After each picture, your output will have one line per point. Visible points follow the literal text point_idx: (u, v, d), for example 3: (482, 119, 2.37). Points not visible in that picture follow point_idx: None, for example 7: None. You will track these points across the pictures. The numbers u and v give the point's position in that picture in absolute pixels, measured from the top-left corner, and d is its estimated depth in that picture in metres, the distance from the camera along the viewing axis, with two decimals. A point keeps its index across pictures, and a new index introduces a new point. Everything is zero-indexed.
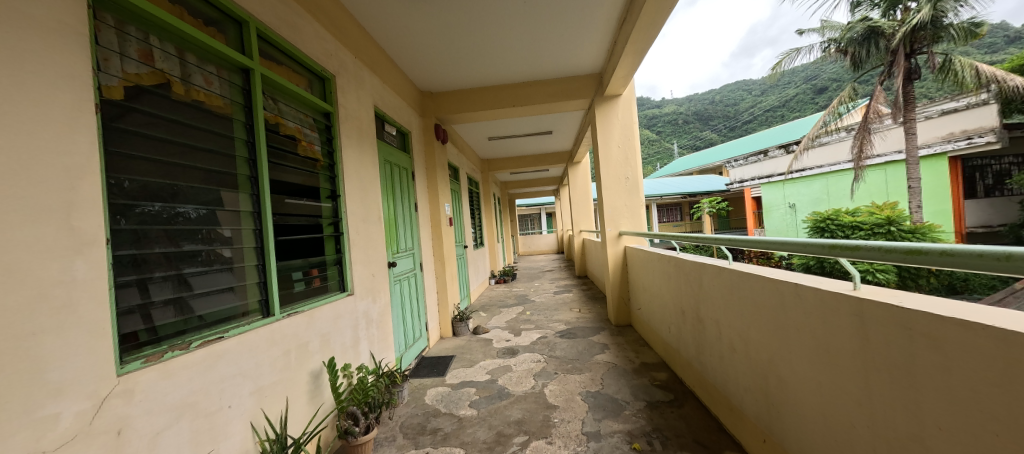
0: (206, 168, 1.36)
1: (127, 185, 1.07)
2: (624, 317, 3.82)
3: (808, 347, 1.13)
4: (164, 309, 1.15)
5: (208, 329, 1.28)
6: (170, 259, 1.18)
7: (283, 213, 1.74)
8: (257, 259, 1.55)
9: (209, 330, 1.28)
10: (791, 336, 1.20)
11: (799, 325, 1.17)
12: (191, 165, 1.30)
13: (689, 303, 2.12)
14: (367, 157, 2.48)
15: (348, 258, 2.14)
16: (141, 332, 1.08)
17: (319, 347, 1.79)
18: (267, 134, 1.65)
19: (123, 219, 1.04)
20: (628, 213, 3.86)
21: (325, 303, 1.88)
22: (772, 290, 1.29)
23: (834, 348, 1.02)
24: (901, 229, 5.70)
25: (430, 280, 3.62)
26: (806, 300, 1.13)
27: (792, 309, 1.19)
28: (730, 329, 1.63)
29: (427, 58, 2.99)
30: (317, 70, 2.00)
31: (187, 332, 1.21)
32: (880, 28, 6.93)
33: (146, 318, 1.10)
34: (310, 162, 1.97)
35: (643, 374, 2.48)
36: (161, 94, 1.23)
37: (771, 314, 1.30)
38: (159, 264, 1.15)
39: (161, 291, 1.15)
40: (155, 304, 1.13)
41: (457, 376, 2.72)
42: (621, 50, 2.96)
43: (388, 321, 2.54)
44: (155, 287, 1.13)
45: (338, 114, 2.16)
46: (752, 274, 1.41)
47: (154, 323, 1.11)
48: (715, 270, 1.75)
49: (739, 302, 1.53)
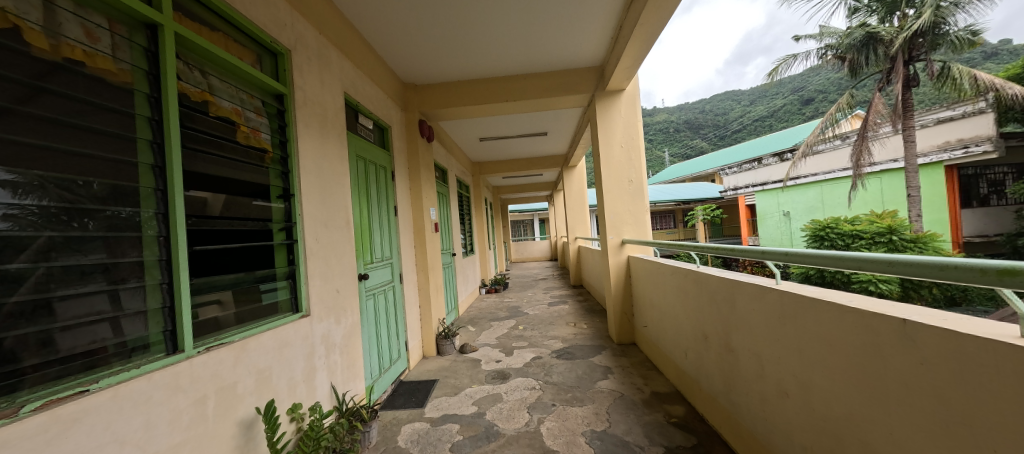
0: (109, 158, 1.02)
1: (97, 187, 0.99)
2: (627, 334, 3.47)
3: (955, 418, 0.75)
4: (135, 320, 1.07)
5: (103, 367, 0.97)
6: (131, 268, 1.07)
7: (216, 217, 1.37)
8: (163, 276, 1.14)
9: (79, 377, 0.91)
10: (919, 395, 0.83)
11: (946, 388, 0.77)
12: (91, 155, 0.98)
13: (716, 328, 1.77)
14: (332, 151, 2.10)
15: (304, 271, 1.75)
16: (109, 346, 1.00)
17: (253, 388, 1.37)
18: (185, 112, 1.26)
19: (92, 221, 0.97)
20: (631, 220, 3.54)
21: (263, 329, 1.45)
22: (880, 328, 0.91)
23: (1020, 429, 0.64)
24: (903, 238, 5.50)
25: (411, 293, 3.23)
26: (956, 352, 0.74)
27: (937, 360, 0.79)
28: (782, 368, 1.30)
29: (409, 41, 2.65)
30: (266, 42, 1.64)
31: (132, 355, 1.04)
32: (878, 34, 6.78)
33: (116, 330, 1.02)
34: (256, 152, 1.60)
35: (655, 408, 2.13)
36: (13, 48, 0.85)
37: (873, 360, 0.94)
38: (133, 272, 1.07)
39: (132, 301, 1.07)
40: (128, 316, 1.05)
41: (437, 407, 2.32)
42: (625, 37, 2.65)
43: (356, 344, 2.14)
44: (128, 296, 1.06)
45: (293, 97, 1.78)
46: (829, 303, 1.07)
47: (124, 335, 1.03)
48: (760, 291, 1.41)
49: (802, 335, 1.19)
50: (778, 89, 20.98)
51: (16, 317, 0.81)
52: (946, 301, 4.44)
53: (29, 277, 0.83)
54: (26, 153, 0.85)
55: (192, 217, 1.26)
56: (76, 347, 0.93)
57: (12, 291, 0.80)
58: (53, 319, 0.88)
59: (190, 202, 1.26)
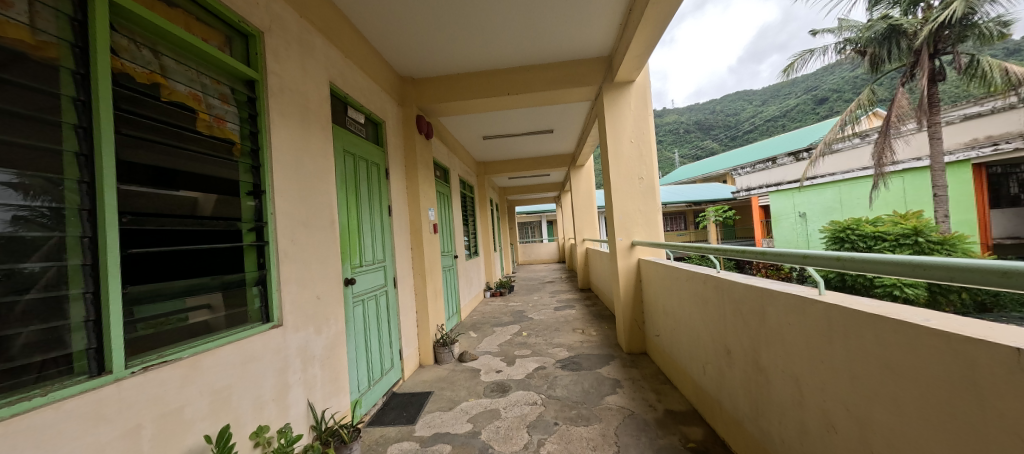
0: (29, 144, 0.86)
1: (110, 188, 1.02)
2: (637, 344, 3.23)
3: None
4: (86, 334, 0.94)
5: (26, 388, 0.82)
6: (47, 277, 0.88)
7: (178, 216, 1.23)
8: (87, 285, 0.95)
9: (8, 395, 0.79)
10: None
11: None
12: (17, 141, 0.84)
13: (742, 343, 1.54)
14: (315, 145, 1.92)
15: (275, 276, 1.56)
16: (78, 354, 0.93)
17: (207, 412, 1.18)
18: (118, 90, 1.06)
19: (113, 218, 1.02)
20: (643, 220, 3.31)
21: (222, 342, 1.27)
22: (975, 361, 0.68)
23: None
24: (929, 239, 5.10)
25: (406, 297, 3.05)
26: None
27: None
28: (831, 398, 1.07)
29: (401, 28, 2.47)
30: (233, 22, 1.47)
31: (42, 380, 0.85)
32: (901, 26, 6.35)
33: (96, 336, 0.96)
34: (220, 143, 1.42)
35: (670, 429, 1.90)
36: None
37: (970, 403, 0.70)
38: (46, 280, 0.87)
39: (63, 313, 0.91)
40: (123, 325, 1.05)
41: (429, 424, 2.13)
42: (635, 22, 2.42)
43: (339, 355, 1.96)
44: (50, 310, 0.88)
45: (267, 83, 1.61)
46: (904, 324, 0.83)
47: (89, 344, 0.95)
48: (800, 303, 1.18)
49: (860, 360, 0.96)
50: (791, 88, 20.40)
51: (30, 314, 0.85)
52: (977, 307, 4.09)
53: (41, 278, 0.86)
54: (33, 157, 0.87)
55: (126, 214, 1.05)
56: (37, 357, 0.85)
57: (24, 289, 0.83)
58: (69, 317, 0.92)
59: (138, 195, 1.10)
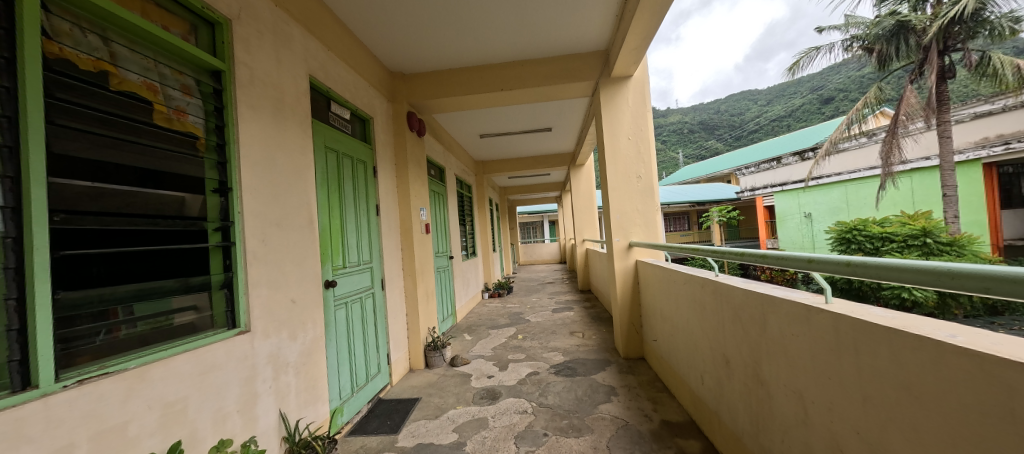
0: None
1: (59, 188, 0.96)
2: (635, 349, 3.11)
3: None
4: (8, 345, 0.85)
5: None
6: None
7: (130, 214, 1.14)
8: (10, 291, 0.86)
9: None
10: None
11: None
12: None
13: (742, 353, 1.43)
14: (291, 140, 1.83)
15: (242, 279, 1.47)
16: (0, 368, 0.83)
17: (156, 427, 1.09)
18: (53, 76, 0.96)
19: (59, 215, 0.95)
20: (640, 220, 3.19)
21: (176, 351, 1.18)
22: (1013, 386, 0.57)
23: None
24: (938, 241, 4.95)
25: (395, 299, 2.95)
26: None
27: None
28: (840, 419, 0.95)
29: (385, 19, 2.37)
30: (197, 9, 1.38)
31: None
32: (910, 22, 6.11)
33: (22, 348, 0.87)
34: (180, 138, 1.33)
35: (665, 442, 1.79)
36: None
37: (1006, 439, 0.59)
38: None
39: None
40: (123, 322, 1.11)
41: (412, 434, 2.03)
42: (631, 12, 2.31)
43: (317, 362, 1.87)
44: None
45: (235, 74, 1.52)
46: (927, 341, 0.71)
47: (15, 356, 0.86)
48: (805, 312, 1.07)
49: (873, 379, 0.85)
50: (797, 88, 20.10)
51: None
52: (990, 312, 3.91)
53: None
54: None
55: (58, 213, 0.94)
56: None
57: None
58: (10, 325, 0.86)
59: (81, 193, 1.01)
